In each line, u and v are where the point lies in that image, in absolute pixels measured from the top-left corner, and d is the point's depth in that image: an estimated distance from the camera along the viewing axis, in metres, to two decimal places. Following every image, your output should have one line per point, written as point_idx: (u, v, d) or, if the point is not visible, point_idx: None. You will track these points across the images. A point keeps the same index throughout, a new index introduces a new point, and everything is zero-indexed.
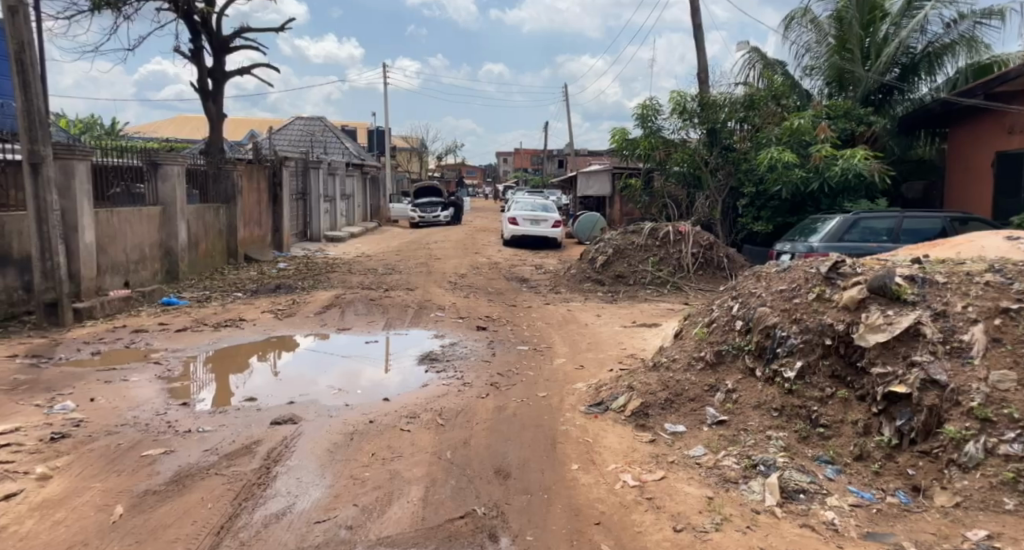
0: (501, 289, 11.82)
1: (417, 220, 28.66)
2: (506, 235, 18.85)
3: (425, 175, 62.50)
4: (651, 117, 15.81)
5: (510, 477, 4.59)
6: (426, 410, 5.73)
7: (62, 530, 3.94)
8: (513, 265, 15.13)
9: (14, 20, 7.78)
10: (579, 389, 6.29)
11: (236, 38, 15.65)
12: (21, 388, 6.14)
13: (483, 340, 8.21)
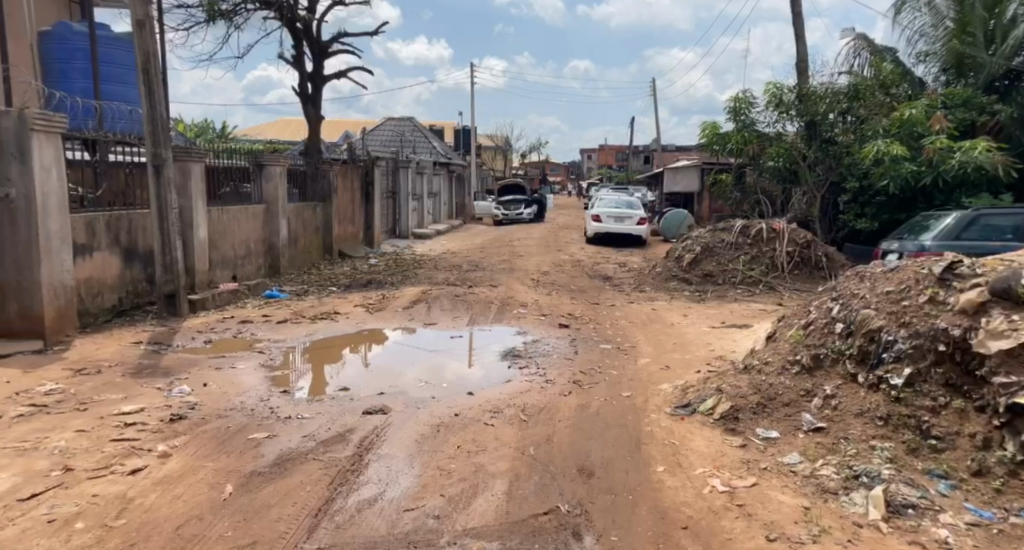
0: (584, 287, 11.83)
1: (500, 218, 28.94)
2: (590, 233, 18.81)
3: (508, 173, 62.92)
4: (744, 110, 15.52)
5: (593, 476, 4.61)
6: (509, 406, 5.82)
7: (180, 504, 4.23)
8: (597, 263, 15.08)
9: (142, 33, 8.36)
10: (664, 390, 6.25)
11: (334, 43, 16.22)
12: (145, 372, 6.61)
13: (566, 338, 8.26)
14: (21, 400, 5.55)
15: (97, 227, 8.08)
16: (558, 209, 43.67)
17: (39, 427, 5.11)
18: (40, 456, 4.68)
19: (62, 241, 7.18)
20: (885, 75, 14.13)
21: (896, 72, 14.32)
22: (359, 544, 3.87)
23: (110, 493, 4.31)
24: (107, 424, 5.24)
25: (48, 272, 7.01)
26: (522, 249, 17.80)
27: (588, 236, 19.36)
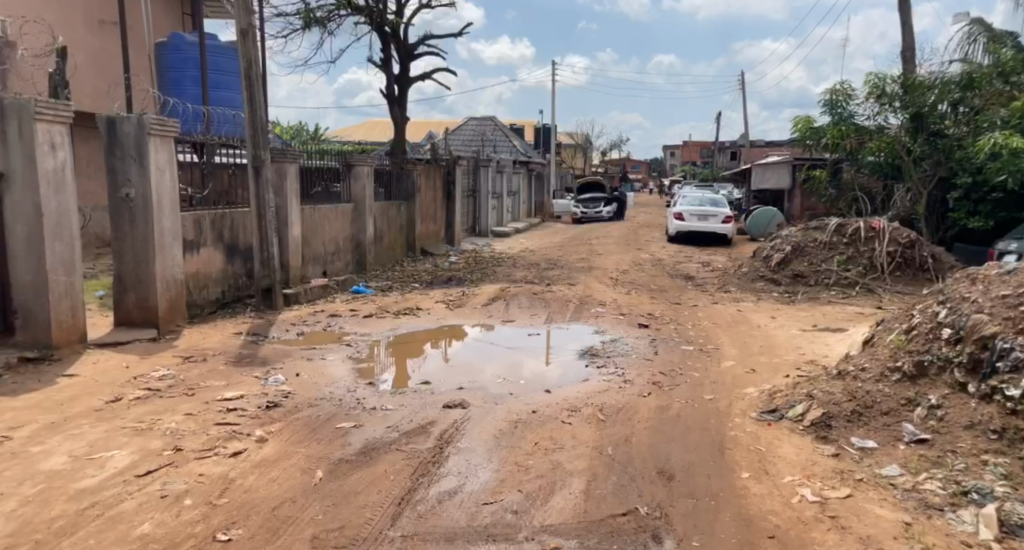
0: (664, 287, 11.78)
1: (579, 216, 28.92)
2: (672, 231, 18.65)
3: (589, 170, 62.68)
4: (842, 103, 15.21)
5: (674, 479, 4.59)
6: (587, 405, 5.91)
7: (276, 487, 4.38)
8: (679, 262, 14.94)
9: (245, 41, 8.90)
10: (749, 394, 6.21)
11: (420, 46, 16.67)
12: (244, 360, 7.10)
13: (645, 338, 8.30)
14: (137, 384, 6.04)
15: (203, 225, 8.67)
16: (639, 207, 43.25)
17: (150, 409, 5.53)
18: (154, 436, 5.00)
19: (172, 236, 7.74)
20: (1004, 62, 13.43)
21: (1018, 58, 13.47)
22: (439, 535, 3.91)
23: (214, 473, 4.52)
24: (211, 409, 5.65)
25: (160, 265, 7.56)
26: (602, 247, 17.80)
27: (670, 235, 19.18)
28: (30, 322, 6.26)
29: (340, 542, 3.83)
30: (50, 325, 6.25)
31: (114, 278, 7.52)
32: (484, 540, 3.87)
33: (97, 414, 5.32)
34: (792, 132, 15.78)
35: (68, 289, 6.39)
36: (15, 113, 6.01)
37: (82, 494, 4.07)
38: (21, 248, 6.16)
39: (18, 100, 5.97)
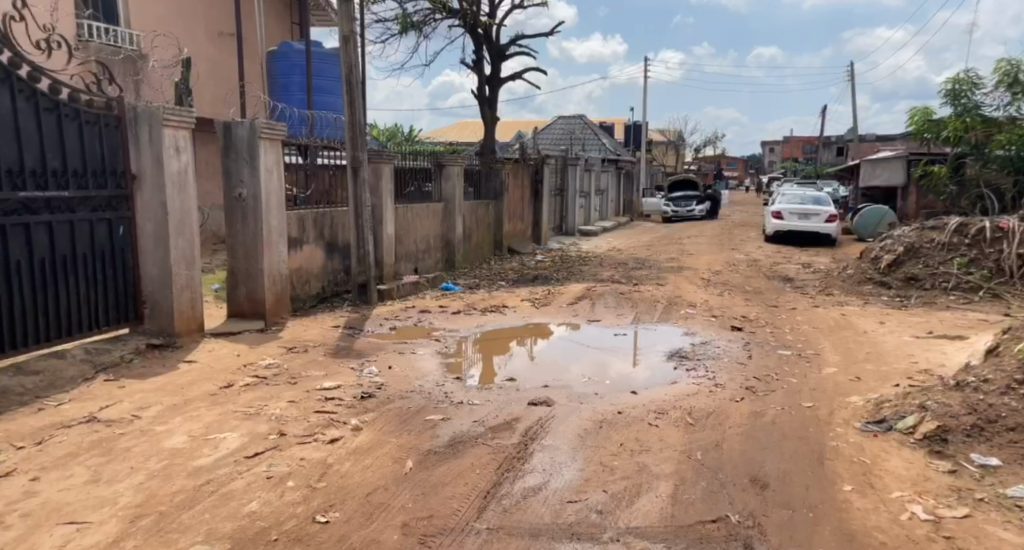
0: (760, 288, 11.51)
1: (670, 215, 28.51)
2: (770, 231, 18.20)
3: (681, 168, 61.50)
4: (965, 94, 15.56)
5: (768, 488, 4.53)
6: (676, 408, 5.88)
7: (370, 473, 4.63)
8: (776, 263, 14.54)
9: (347, 48, 9.29)
10: (853, 403, 6.03)
11: (511, 46, 16.86)
12: (342, 352, 7.44)
13: (738, 341, 8.17)
14: (246, 371, 6.46)
15: (306, 223, 9.15)
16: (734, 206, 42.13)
17: (257, 396, 5.91)
18: (261, 421, 5.34)
19: (279, 234, 8.20)
20: None
21: None
22: (525, 529, 4.03)
23: (314, 457, 4.80)
24: (311, 397, 5.98)
25: (268, 261, 8.03)
26: (693, 247, 17.51)
27: (767, 234, 18.70)
28: (157, 311, 6.78)
29: (429, 530, 3.99)
30: (173, 315, 6.76)
31: (228, 272, 8.06)
32: (568, 538, 3.96)
33: (211, 398, 5.72)
34: (909, 124, 16.32)
35: (188, 281, 6.89)
36: (146, 119, 6.52)
37: (199, 472, 4.41)
38: (149, 243, 6.68)
39: (149, 107, 6.48)
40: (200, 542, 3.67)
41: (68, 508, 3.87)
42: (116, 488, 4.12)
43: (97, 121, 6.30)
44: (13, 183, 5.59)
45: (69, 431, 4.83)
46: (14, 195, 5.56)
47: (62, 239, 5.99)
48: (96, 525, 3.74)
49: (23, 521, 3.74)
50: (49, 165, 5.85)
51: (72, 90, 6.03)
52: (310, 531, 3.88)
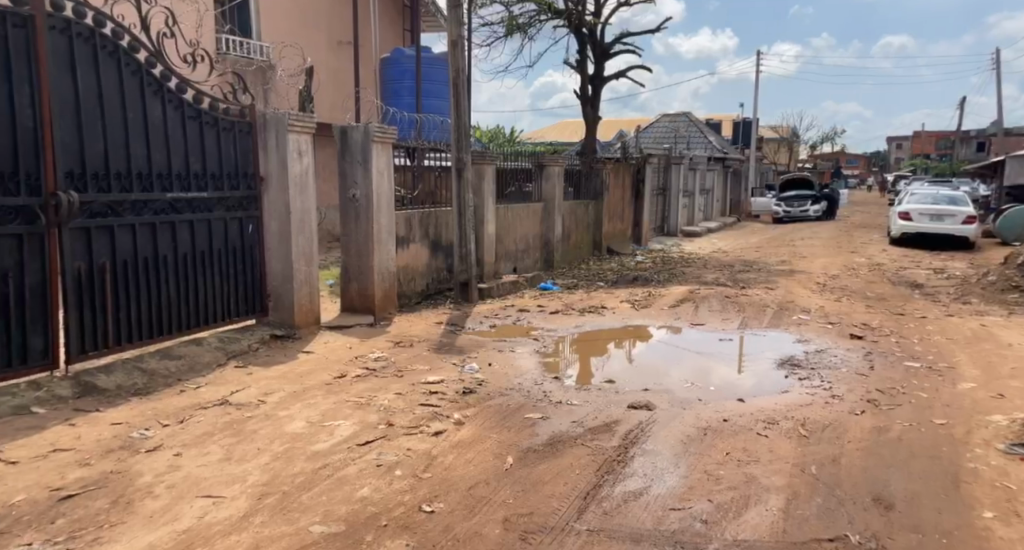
0: (884, 295, 10.96)
1: (781, 215, 27.55)
2: (896, 232, 17.30)
3: (794, 166, 59.14)
4: None
5: (894, 509, 4.32)
6: (787, 418, 5.72)
7: (472, 467, 4.75)
8: (903, 268, 13.78)
9: (455, 51, 9.54)
10: (992, 422, 5.67)
11: (616, 44, 16.77)
12: (444, 348, 7.66)
13: (858, 351, 7.82)
14: (357, 363, 6.78)
15: (412, 223, 9.46)
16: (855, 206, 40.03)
17: (368, 387, 6.19)
18: (371, 411, 5.60)
19: (388, 233, 8.53)
20: None
21: None
22: (625, 533, 4.01)
23: (420, 449, 4.98)
24: (417, 390, 6.20)
25: (378, 259, 8.39)
26: (806, 250, 16.88)
27: (892, 237, 17.77)
28: (280, 304, 7.22)
29: (529, 526, 4.03)
30: (294, 308, 7.19)
31: (341, 268, 8.47)
32: (670, 545, 3.91)
33: (327, 387, 6.05)
34: None
35: (306, 278, 7.30)
36: (274, 125, 6.95)
37: (317, 456, 4.68)
38: (275, 241, 7.12)
39: (276, 114, 6.91)
40: (318, 522, 3.88)
41: (205, 483, 4.20)
42: (246, 466, 4.43)
43: (232, 128, 6.76)
44: (162, 184, 6.10)
45: (206, 412, 5.22)
46: (163, 196, 6.06)
47: (201, 237, 6.47)
48: (228, 500, 4.03)
49: (168, 491, 4.08)
50: (191, 169, 6.35)
51: (212, 99, 6.51)
52: (417, 519, 4.01)
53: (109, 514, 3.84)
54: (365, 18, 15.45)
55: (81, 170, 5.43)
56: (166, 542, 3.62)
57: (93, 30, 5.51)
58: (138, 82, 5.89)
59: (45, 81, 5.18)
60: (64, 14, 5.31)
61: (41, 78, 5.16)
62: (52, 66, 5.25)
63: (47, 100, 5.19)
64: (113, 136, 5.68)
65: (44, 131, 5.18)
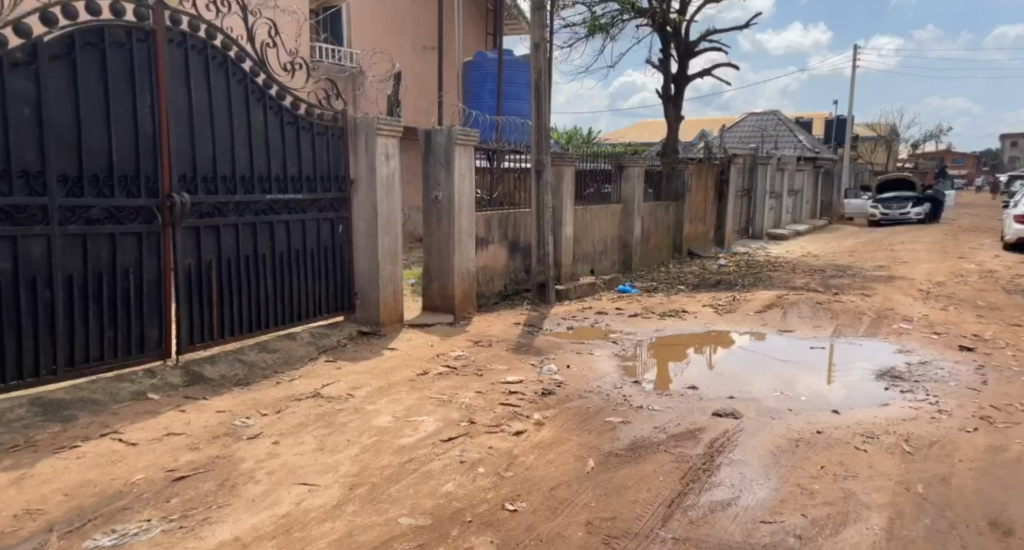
0: (995, 304, 10.35)
1: (880, 218, 26.44)
2: (1011, 237, 16.32)
3: (891, 166, 56.52)
4: None
5: (1012, 535, 4.07)
6: (889, 433, 5.48)
7: (554, 469, 4.75)
8: (1017, 276, 12.98)
9: (538, 54, 9.60)
10: None
11: (702, 41, 16.47)
12: (523, 349, 7.71)
13: (967, 364, 7.42)
14: (438, 361, 6.90)
15: (491, 224, 9.57)
16: (960, 209, 37.90)
17: (450, 384, 6.30)
18: (453, 408, 5.68)
19: (469, 234, 8.65)
20: None
21: None
22: (714, 544, 3.93)
23: (502, 447, 5.03)
24: (496, 389, 6.26)
25: (459, 259, 8.51)
26: (907, 255, 16.11)
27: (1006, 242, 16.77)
28: (367, 302, 7.43)
29: (613, 531, 4.00)
30: (380, 307, 7.37)
31: (423, 268, 8.64)
32: None
33: (411, 383, 6.18)
34: None
35: (392, 277, 7.48)
36: (364, 129, 7.16)
37: (403, 450, 4.79)
38: (363, 241, 7.33)
39: (366, 118, 7.12)
40: (406, 515, 3.97)
41: (301, 471, 4.36)
42: (337, 457, 4.58)
43: (326, 132, 7.01)
44: (263, 187, 6.39)
45: (299, 404, 5.43)
46: (264, 197, 6.35)
47: (296, 236, 6.73)
48: (323, 488, 4.18)
49: (267, 477, 4.26)
50: (288, 172, 6.62)
51: (308, 105, 6.78)
52: (501, 517, 4.05)
53: (216, 496, 4.04)
54: (449, 23, 15.76)
55: (192, 173, 5.76)
56: (267, 525, 3.79)
57: (205, 43, 5.83)
58: (243, 89, 6.19)
59: (163, 90, 5.53)
60: (180, 28, 5.65)
61: (160, 88, 5.51)
62: (169, 76, 5.59)
63: (164, 108, 5.54)
64: (220, 141, 5.99)
65: (161, 137, 5.52)
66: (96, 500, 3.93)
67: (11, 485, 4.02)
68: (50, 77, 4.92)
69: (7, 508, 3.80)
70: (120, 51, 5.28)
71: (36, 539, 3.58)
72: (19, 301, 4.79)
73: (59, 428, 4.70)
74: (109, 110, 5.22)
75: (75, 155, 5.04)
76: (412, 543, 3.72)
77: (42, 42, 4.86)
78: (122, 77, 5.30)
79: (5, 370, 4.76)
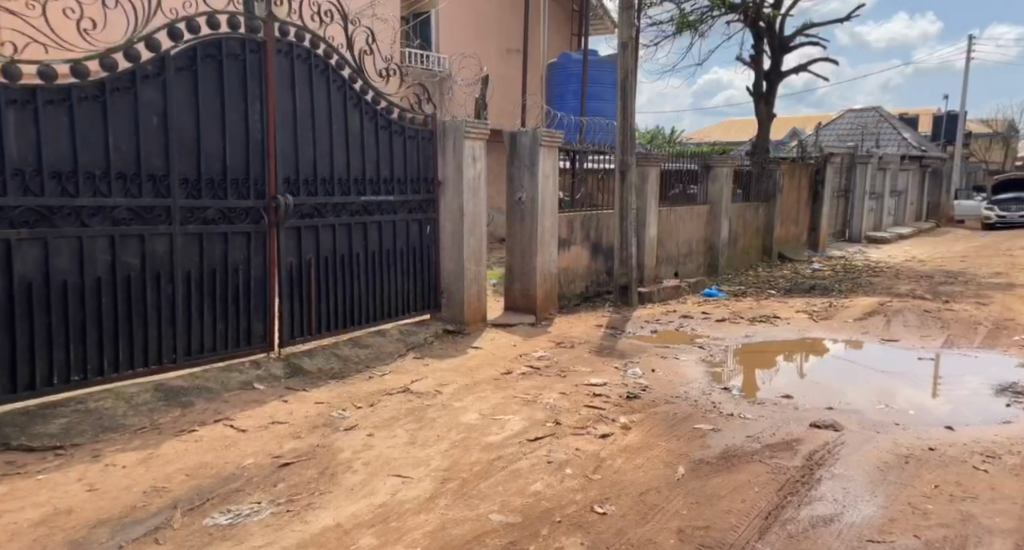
0: None
1: (994, 221, 24.85)
2: None
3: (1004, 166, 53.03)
4: None
5: None
6: (1011, 453, 5.13)
7: (642, 474, 4.67)
8: None
9: (625, 53, 9.50)
10: None
11: (797, 36, 15.93)
12: (606, 351, 7.63)
13: None
14: (522, 360, 6.92)
15: (574, 225, 9.53)
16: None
17: (534, 384, 6.30)
18: (539, 408, 5.68)
19: (551, 235, 8.64)
20: None
21: None
22: None
23: (588, 449, 4.98)
24: (580, 391, 6.22)
25: (541, 260, 8.51)
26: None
27: None
28: (452, 301, 7.52)
29: (707, 541, 3.89)
30: (464, 306, 7.45)
31: (505, 268, 8.67)
32: None
33: (495, 382, 6.21)
34: None
35: (476, 277, 7.54)
36: (453, 132, 7.26)
37: (491, 447, 4.82)
38: (449, 241, 7.43)
39: (455, 122, 7.21)
40: (496, 511, 3.99)
41: (394, 463, 4.45)
42: (428, 451, 4.65)
43: (416, 136, 7.15)
44: (358, 189, 6.57)
45: (390, 398, 5.54)
46: (358, 199, 6.53)
47: (388, 236, 6.88)
48: (416, 481, 4.25)
49: (364, 468, 4.37)
50: (382, 174, 6.78)
51: (400, 110, 6.92)
52: (590, 519, 4.00)
53: (317, 483, 4.16)
54: (535, 25, 15.83)
55: (295, 176, 5.97)
56: (365, 514, 3.87)
57: (309, 51, 6.04)
58: (342, 95, 6.38)
59: (271, 97, 5.76)
60: (287, 38, 5.87)
61: (268, 96, 5.74)
62: (276, 84, 5.82)
63: (272, 114, 5.77)
64: (321, 145, 6.19)
65: (269, 142, 5.75)
66: (212, 481, 4.11)
67: (139, 463, 4.26)
68: (175, 87, 5.19)
69: (137, 483, 4.02)
70: (234, 61, 5.53)
71: (163, 514, 3.75)
72: (145, 296, 5.07)
73: (179, 413, 4.94)
74: (224, 117, 5.47)
75: (194, 159, 5.30)
76: (503, 539, 3.73)
77: (170, 55, 5.12)
78: (235, 86, 5.55)
79: (133, 358, 5.04)
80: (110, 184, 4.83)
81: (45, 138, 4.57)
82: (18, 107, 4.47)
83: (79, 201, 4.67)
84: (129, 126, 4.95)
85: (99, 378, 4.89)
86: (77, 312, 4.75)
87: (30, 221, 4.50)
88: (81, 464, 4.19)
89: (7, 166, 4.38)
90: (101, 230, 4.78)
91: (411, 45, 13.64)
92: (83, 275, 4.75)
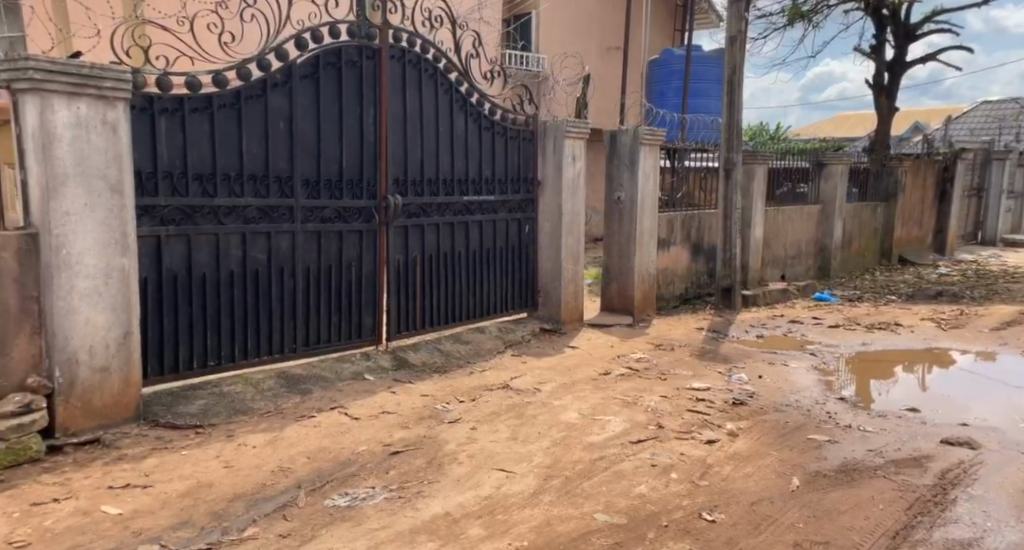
0: None
1: None
2: None
3: None
4: None
5: None
6: None
7: (754, 482, 4.42)
8: None
9: (733, 47, 9.14)
10: None
11: (924, 24, 14.93)
12: (708, 355, 7.34)
13: None
14: (621, 361, 6.75)
15: (675, 225, 9.26)
16: None
17: (633, 386, 6.12)
18: (640, 410, 5.51)
19: (650, 235, 8.40)
20: None
21: None
22: None
23: (694, 455, 4.77)
24: (683, 395, 5.99)
25: (640, 260, 8.30)
26: None
27: None
28: (549, 300, 7.43)
29: None
30: (561, 306, 7.36)
31: (602, 268, 8.50)
32: None
33: (594, 382, 6.08)
34: None
35: (573, 277, 7.42)
36: (553, 133, 7.18)
37: (593, 447, 4.70)
38: (547, 240, 7.34)
39: (556, 121, 7.12)
40: (601, 511, 3.86)
41: (497, 458, 4.40)
42: (530, 448, 4.57)
43: (518, 136, 7.10)
44: (461, 189, 6.59)
45: (491, 394, 5.51)
46: (461, 199, 6.55)
47: (488, 236, 6.87)
48: (519, 476, 4.18)
49: (469, 460, 4.34)
50: (484, 174, 6.78)
51: (503, 111, 6.90)
52: (699, 526, 3.81)
53: (425, 472, 4.16)
54: (637, 22, 15.57)
55: (404, 177, 6.05)
56: (472, 505, 3.83)
57: (419, 57, 6.12)
58: (448, 98, 6.42)
59: (385, 102, 5.85)
60: (400, 44, 5.96)
61: (382, 100, 5.83)
62: (389, 88, 5.90)
63: (385, 118, 5.86)
64: (428, 147, 6.24)
65: (381, 145, 5.85)
66: (331, 465, 4.18)
67: (268, 444, 4.39)
68: (300, 93, 5.34)
69: (267, 463, 4.14)
70: (352, 68, 5.64)
71: (289, 493, 3.83)
72: (270, 290, 5.24)
73: (300, 399, 5.08)
74: (342, 121, 5.60)
75: (314, 161, 5.44)
76: (607, 540, 3.60)
77: (297, 64, 5.28)
78: (353, 91, 5.66)
79: (259, 347, 5.22)
80: (243, 185, 5.02)
81: (191, 142, 4.76)
82: (169, 115, 4.65)
83: (217, 201, 4.87)
84: (260, 131, 5.12)
85: (231, 364, 5.07)
86: (214, 304, 4.94)
87: (177, 220, 4.71)
88: (218, 443, 4.35)
89: (159, 168, 4.59)
90: (234, 228, 4.97)
91: (514, 45, 13.72)
92: (219, 269, 4.93)
